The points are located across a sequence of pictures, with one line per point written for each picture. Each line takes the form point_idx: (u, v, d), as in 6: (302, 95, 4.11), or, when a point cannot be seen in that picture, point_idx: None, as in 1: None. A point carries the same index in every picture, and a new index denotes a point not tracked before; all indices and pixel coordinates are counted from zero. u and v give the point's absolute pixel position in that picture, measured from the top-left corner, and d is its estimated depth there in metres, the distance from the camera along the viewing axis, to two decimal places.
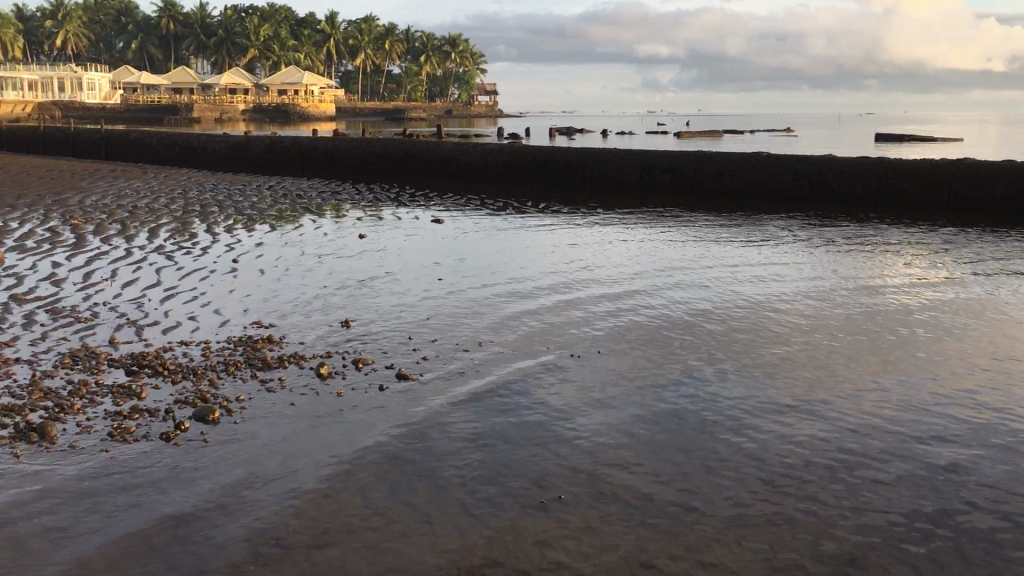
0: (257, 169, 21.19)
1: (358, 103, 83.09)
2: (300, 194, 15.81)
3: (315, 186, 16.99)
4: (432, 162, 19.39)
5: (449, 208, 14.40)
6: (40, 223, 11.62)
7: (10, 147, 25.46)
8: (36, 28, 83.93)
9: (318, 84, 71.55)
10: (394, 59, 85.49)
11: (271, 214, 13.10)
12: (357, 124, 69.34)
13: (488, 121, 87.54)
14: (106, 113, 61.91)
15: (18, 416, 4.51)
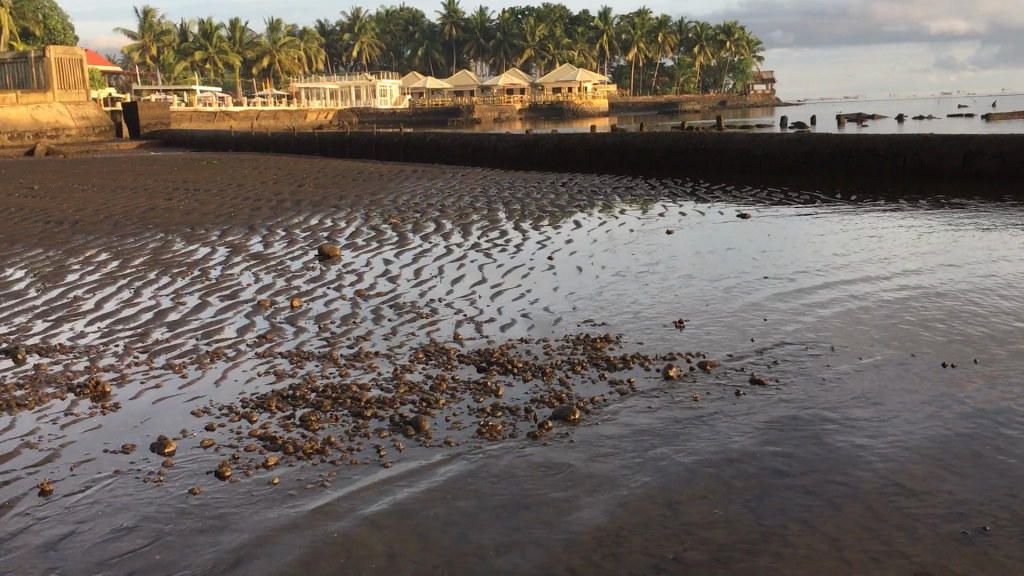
0: (545, 165, 21.66)
1: (630, 97, 83.48)
2: (595, 190, 15.91)
3: (607, 181, 17.07)
4: (724, 155, 18.87)
5: (750, 202, 13.88)
6: (364, 222, 12.48)
7: (322, 151, 27.82)
8: (338, 42, 92.41)
9: (592, 79, 72.68)
10: (667, 51, 85.01)
11: (572, 210, 13.22)
12: (630, 118, 69.66)
13: (764, 110, 84.87)
14: (397, 117, 66.64)
15: (391, 409, 4.71)
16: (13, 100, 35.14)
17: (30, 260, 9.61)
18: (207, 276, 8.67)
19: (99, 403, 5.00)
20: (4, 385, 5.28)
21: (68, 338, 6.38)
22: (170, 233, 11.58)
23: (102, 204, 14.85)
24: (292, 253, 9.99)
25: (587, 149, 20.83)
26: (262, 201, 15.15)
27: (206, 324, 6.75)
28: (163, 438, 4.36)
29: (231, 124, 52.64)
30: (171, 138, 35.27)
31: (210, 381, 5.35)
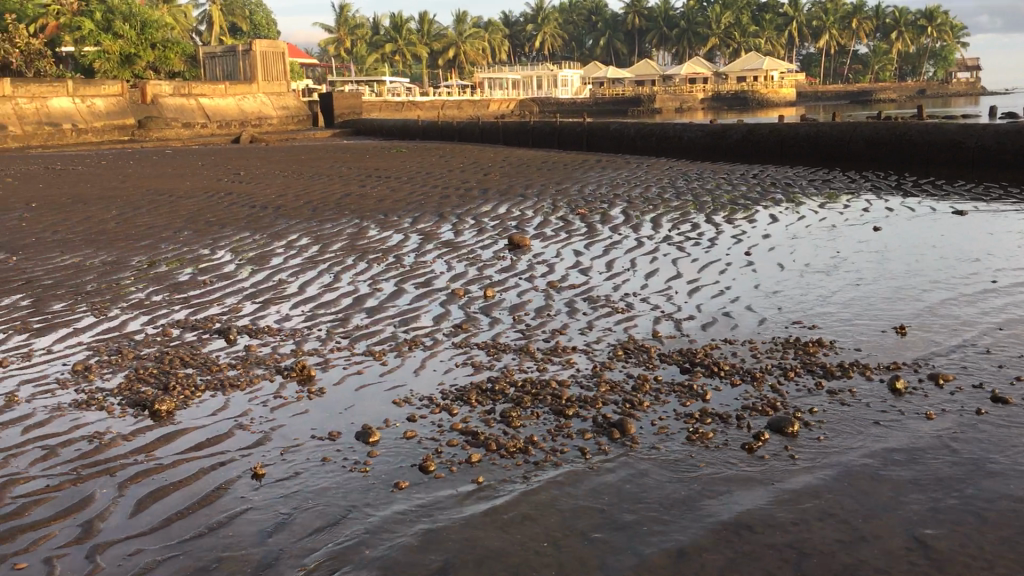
0: (733, 156, 20.93)
1: (821, 86, 79.97)
2: (789, 182, 15.17)
3: (803, 174, 16.25)
4: (932, 147, 17.59)
5: (964, 198, 12.83)
6: (552, 211, 12.38)
7: (506, 140, 28.05)
8: (521, 32, 93.72)
9: (780, 68, 70.06)
10: (862, 37, 80.82)
11: (767, 203, 12.64)
12: (820, 108, 66.68)
13: (969, 99, 79.20)
14: (578, 106, 66.63)
15: (593, 409, 4.52)
16: (221, 91, 37.60)
17: (238, 243, 10.09)
18: (401, 263, 8.79)
19: (305, 388, 5.09)
20: (218, 365, 5.47)
21: (274, 321, 6.58)
22: (365, 219, 11.90)
23: (301, 190, 15.49)
24: (482, 241, 10.02)
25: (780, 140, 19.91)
26: (450, 189, 15.37)
27: (403, 312, 6.80)
28: (367, 426, 4.36)
29: (417, 114, 54.35)
30: (362, 128, 36.65)
31: (409, 370, 5.34)
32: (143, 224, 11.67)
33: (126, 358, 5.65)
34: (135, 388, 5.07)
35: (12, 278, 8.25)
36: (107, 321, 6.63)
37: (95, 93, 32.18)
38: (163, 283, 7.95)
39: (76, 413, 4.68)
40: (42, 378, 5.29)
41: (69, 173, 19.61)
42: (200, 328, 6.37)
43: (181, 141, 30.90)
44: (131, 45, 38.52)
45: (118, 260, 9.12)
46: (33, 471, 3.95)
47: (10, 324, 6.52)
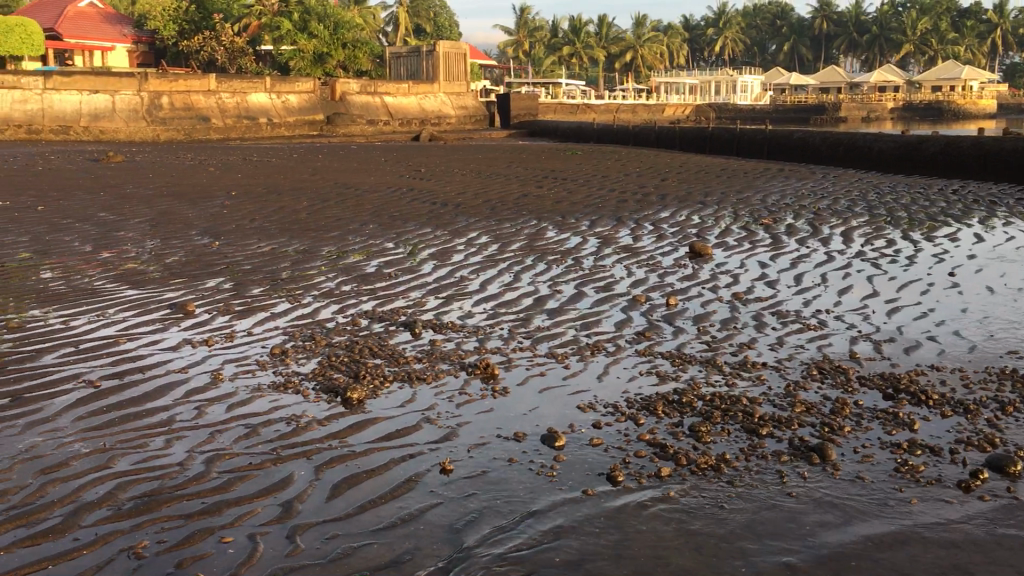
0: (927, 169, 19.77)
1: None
2: (994, 199, 14.16)
3: (1008, 190, 15.14)
4: None
5: None
6: (733, 220, 12.02)
7: (683, 146, 27.50)
8: (701, 37, 92.12)
9: (980, 78, 65.90)
10: None
11: (969, 220, 11.83)
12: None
13: None
14: (757, 113, 64.93)
15: (788, 431, 4.31)
16: (405, 90, 38.81)
17: (421, 239, 10.32)
18: (581, 266, 8.74)
19: (489, 386, 5.10)
20: (405, 357, 5.57)
21: (458, 317, 6.66)
22: (543, 220, 11.93)
23: (481, 188, 15.72)
24: (662, 248, 9.83)
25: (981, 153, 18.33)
26: (628, 194, 15.20)
27: (584, 315, 6.73)
28: (552, 430, 4.32)
29: (592, 117, 54.29)
30: (538, 129, 36.88)
31: (593, 375, 5.26)
32: (331, 216, 12.14)
33: (318, 345, 5.85)
34: (327, 375, 5.23)
35: (215, 262, 8.74)
36: (300, 307, 6.90)
37: (290, 90, 33.91)
38: (351, 274, 8.22)
39: (274, 395, 4.87)
40: (243, 359, 5.55)
41: (265, 165, 20.72)
42: (387, 320, 6.53)
43: (366, 138, 32.09)
44: (324, 44, 40.38)
45: (309, 249, 9.50)
46: (237, 448, 4.14)
47: (214, 306, 6.89)
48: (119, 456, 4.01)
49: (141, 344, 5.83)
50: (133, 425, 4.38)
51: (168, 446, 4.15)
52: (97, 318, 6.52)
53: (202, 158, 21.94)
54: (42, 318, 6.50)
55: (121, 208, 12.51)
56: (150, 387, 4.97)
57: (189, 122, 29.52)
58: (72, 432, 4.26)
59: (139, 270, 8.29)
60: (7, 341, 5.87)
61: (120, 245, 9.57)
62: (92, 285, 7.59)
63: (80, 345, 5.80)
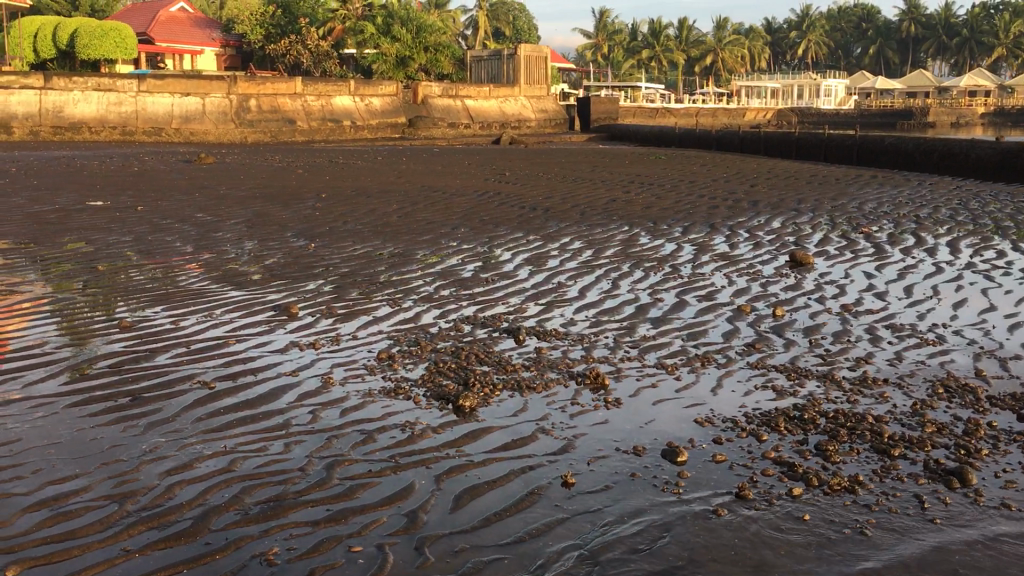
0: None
1: None
2: None
3: None
4: None
5: None
6: (831, 228, 11.70)
7: (767, 151, 27.01)
8: (783, 40, 90.68)
9: None
10: None
11: None
12: None
13: None
14: (841, 117, 63.57)
15: (922, 452, 4.11)
16: (486, 93, 38.94)
17: (514, 243, 10.28)
18: (679, 273, 8.58)
19: (600, 396, 4.99)
20: (512, 365, 5.51)
21: (560, 324, 6.58)
22: (634, 226, 11.78)
23: (567, 193, 15.63)
24: (761, 256, 9.60)
25: None
26: (718, 200, 14.94)
27: (689, 325, 6.58)
28: (672, 444, 4.20)
29: (672, 121, 53.79)
30: (618, 133, 36.63)
31: (706, 388, 5.12)
32: (422, 219, 12.18)
33: (423, 350, 5.83)
34: (436, 381, 5.20)
35: (313, 264, 8.82)
36: (402, 311, 6.90)
37: (373, 93, 34.29)
38: (448, 278, 8.20)
39: (385, 400, 4.86)
40: (351, 363, 5.56)
41: (350, 168, 20.97)
42: (489, 326, 6.49)
43: (446, 141, 32.27)
44: (407, 48, 40.76)
45: (404, 253, 9.53)
46: (355, 454, 4.12)
47: (316, 309, 6.94)
48: (241, 459, 4.03)
49: (250, 345, 5.89)
50: (251, 428, 4.41)
51: (287, 450, 4.16)
52: (205, 318, 6.61)
53: (289, 161, 22.31)
54: (152, 317, 6.61)
55: (216, 209, 12.74)
56: (263, 389, 5.00)
57: (275, 125, 30.10)
58: (192, 434, 4.30)
59: (240, 271, 8.41)
60: (122, 339, 5.98)
61: (220, 246, 9.72)
62: (196, 286, 7.71)
63: (190, 346, 5.87)
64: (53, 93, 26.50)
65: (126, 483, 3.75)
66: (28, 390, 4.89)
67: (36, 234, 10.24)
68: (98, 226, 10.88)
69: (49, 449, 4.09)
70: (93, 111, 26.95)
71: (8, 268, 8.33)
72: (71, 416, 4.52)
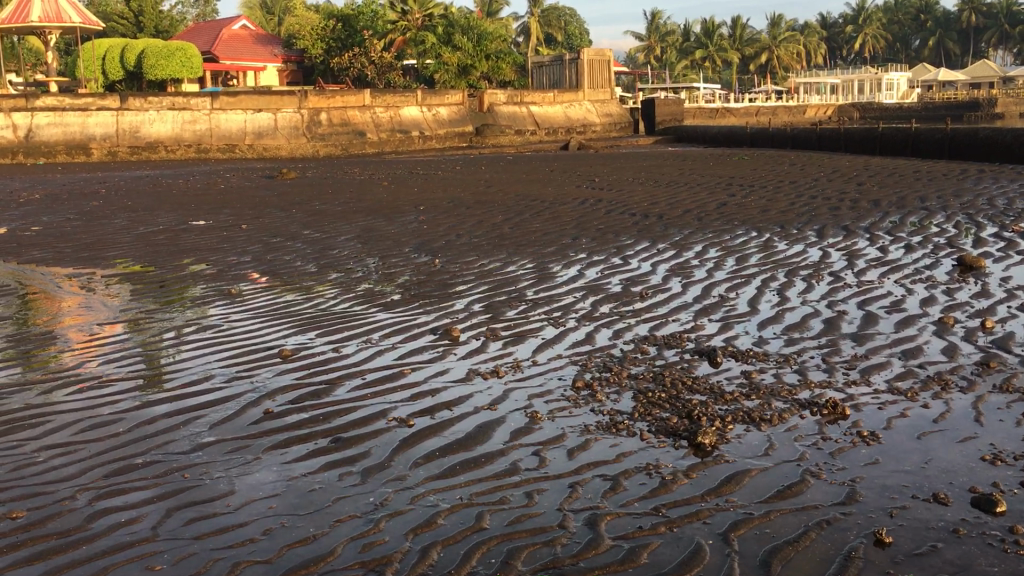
0: None
1: None
2: None
3: None
4: None
5: None
6: (976, 227, 10.94)
7: (848, 148, 25.89)
8: (839, 34, 89.13)
9: None
10: None
11: None
12: None
13: None
14: (905, 110, 62.00)
15: None
16: (550, 99, 38.30)
17: (646, 254, 9.72)
18: (845, 281, 7.94)
19: (852, 430, 4.40)
20: (729, 393, 4.93)
21: (754, 344, 5.98)
22: (763, 231, 11.15)
23: (670, 198, 14.99)
24: (921, 261, 8.92)
25: None
26: (833, 200, 14.19)
27: (896, 341, 5.94)
28: (977, 490, 3.61)
29: (733, 120, 52.71)
30: (685, 134, 35.64)
31: (968, 417, 4.49)
32: (535, 229, 11.66)
33: (620, 377, 5.30)
34: (655, 415, 4.66)
35: (449, 281, 8.34)
36: (571, 333, 6.39)
37: (440, 102, 33.84)
38: (599, 293, 7.68)
39: (610, 438, 4.36)
40: (549, 393, 5.06)
41: (434, 178, 20.52)
42: (677, 346, 5.94)
43: (515, 148, 31.74)
44: (469, 56, 40.20)
45: (537, 266, 9.03)
46: (612, 506, 3.62)
47: (479, 331, 6.46)
48: (487, 513, 3.57)
49: (428, 376, 5.42)
50: (480, 476, 3.94)
51: (532, 503, 3.66)
52: (367, 344, 6.17)
53: (369, 173, 21.94)
54: (310, 344, 6.18)
55: (321, 225, 12.37)
56: (469, 428, 4.53)
57: (346, 137, 29.73)
58: (420, 488, 3.82)
59: (378, 290, 7.97)
60: (290, 371, 5.55)
61: (343, 264, 9.32)
62: (340, 308, 7.27)
63: (365, 376, 5.43)
64: (130, 114, 26.63)
65: (373, 546, 3.28)
66: (218, 434, 4.48)
67: (153, 256, 9.94)
68: (212, 246, 10.56)
69: (270, 505, 3.66)
70: (169, 130, 26.99)
71: (140, 294, 8.00)
72: (275, 464, 4.10)
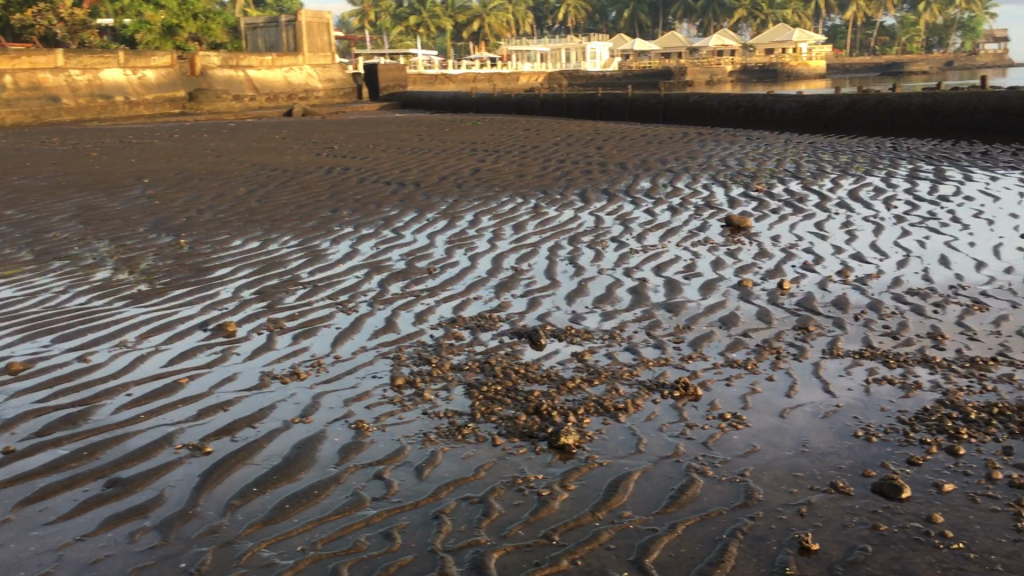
0: (831, 132, 19.01)
1: (847, 58, 78.97)
2: (932, 155, 13.81)
3: (930, 147, 14.93)
4: None
5: None
6: (725, 188, 11.28)
7: (573, 114, 26.40)
8: (544, 4, 92.33)
9: (810, 40, 69.15)
10: (889, 9, 80.47)
11: (942, 174, 11.39)
12: (848, 80, 65.49)
13: (989, 70, 78.35)
14: (608, 78, 65.16)
15: None
16: (268, 63, 36.18)
17: (416, 225, 9.06)
18: (631, 246, 7.74)
19: (713, 411, 4.04)
20: (570, 380, 4.44)
21: (571, 321, 5.54)
22: (527, 197, 10.84)
23: (419, 165, 14.38)
24: (690, 222, 8.96)
25: (888, 110, 17.89)
26: (582, 164, 14.20)
27: (708, 309, 5.73)
28: (872, 474, 3.34)
29: (451, 87, 52.83)
30: (412, 100, 35.01)
31: (818, 387, 4.28)
32: (287, 202, 10.61)
33: (442, 370, 4.63)
34: (499, 413, 4.07)
35: (204, 264, 7.22)
36: (368, 319, 5.63)
37: (146, 65, 30.84)
38: (383, 272, 6.93)
39: (458, 448, 3.71)
40: (366, 396, 4.31)
41: (151, 147, 18.50)
42: (492, 329, 5.37)
43: (235, 115, 29.65)
44: (174, 15, 36.98)
45: (300, 243, 8.08)
46: (495, 538, 2.99)
47: (258, 324, 5.53)
48: (345, 567, 2.82)
49: (212, 384, 4.48)
50: (319, 515, 3.17)
51: (397, 546, 2.94)
52: (122, 347, 5.06)
53: (71, 143, 19.40)
54: (47, 353, 4.97)
55: (27, 204, 10.53)
56: (285, 449, 3.71)
57: (37, 104, 26.29)
58: (246, 542, 2.98)
59: (118, 280, 6.72)
60: (28, 392, 4.37)
61: (65, 248, 7.87)
62: (77, 304, 6.01)
63: (131, 391, 4.38)
64: None
65: None
66: None
67: None
68: None
69: None
70: None
71: None
72: (35, 528, 3.07)
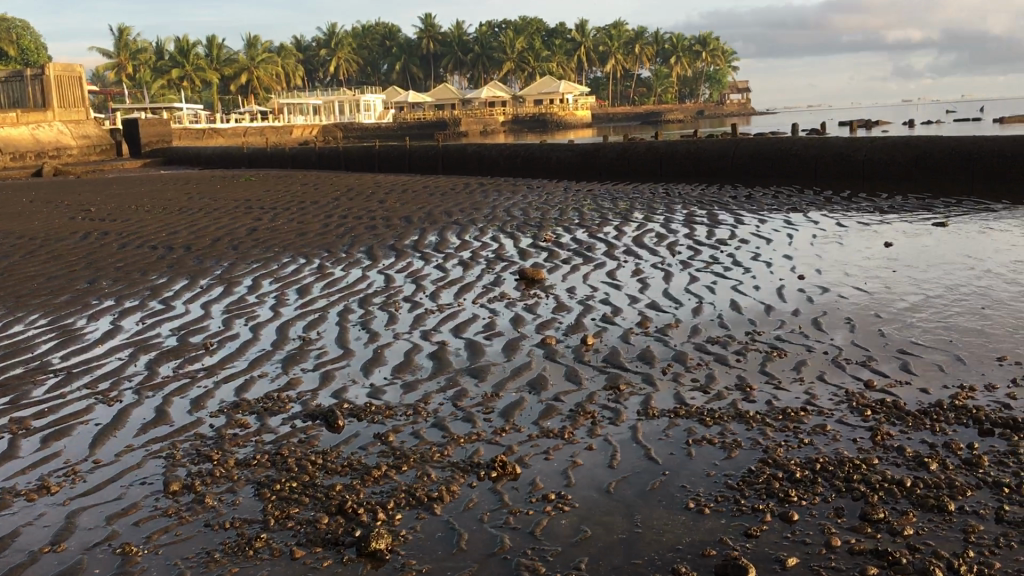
0: (606, 178, 19.59)
1: (609, 108, 83.30)
2: (702, 199, 14.45)
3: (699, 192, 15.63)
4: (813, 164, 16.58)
5: (895, 208, 12.44)
6: (513, 239, 11.19)
7: (351, 167, 25.84)
8: (313, 56, 91.18)
9: (575, 92, 72.31)
10: (644, 61, 85.90)
11: (715, 219, 11.85)
12: (612, 129, 68.98)
13: (735, 119, 85.24)
14: (383, 129, 64.96)
15: (968, 501, 3.34)
16: (11, 120, 33.18)
17: (189, 293, 8.28)
18: (426, 306, 7.37)
19: (536, 493, 3.71)
20: (376, 468, 3.96)
21: (370, 397, 5.07)
22: (310, 257, 10.25)
23: (189, 227, 13.39)
24: (483, 277, 8.72)
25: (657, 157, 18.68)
26: (365, 219, 13.73)
27: (515, 372, 5.44)
28: (713, 554, 3.10)
29: (219, 142, 50.70)
30: (177, 156, 33.17)
31: (640, 454, 4.05)
32: (36, 274, 9.44)
33: (227, 468, 4.03)
34: (297, 516, 3.53)
35: None
36: (134, 411, 4.90)
37: None
38: (152, 351, 6.16)
39: (252, 567, 3.16)
40: (134, 510, 3.64)
41: None
42: (282, 412, 4.80)
43: None
44: None
45: (51, 322, 7.11)
46: None
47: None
48: None
49: None
50: None
51: None
52: None
53: None
54: None
55: None
56: None
57: None
58: None
59: None
60: None
61: None
62: None
63: None
64: None
65: None
66: None
67: None
68: None
69: None
70: None
71: None
72: None
